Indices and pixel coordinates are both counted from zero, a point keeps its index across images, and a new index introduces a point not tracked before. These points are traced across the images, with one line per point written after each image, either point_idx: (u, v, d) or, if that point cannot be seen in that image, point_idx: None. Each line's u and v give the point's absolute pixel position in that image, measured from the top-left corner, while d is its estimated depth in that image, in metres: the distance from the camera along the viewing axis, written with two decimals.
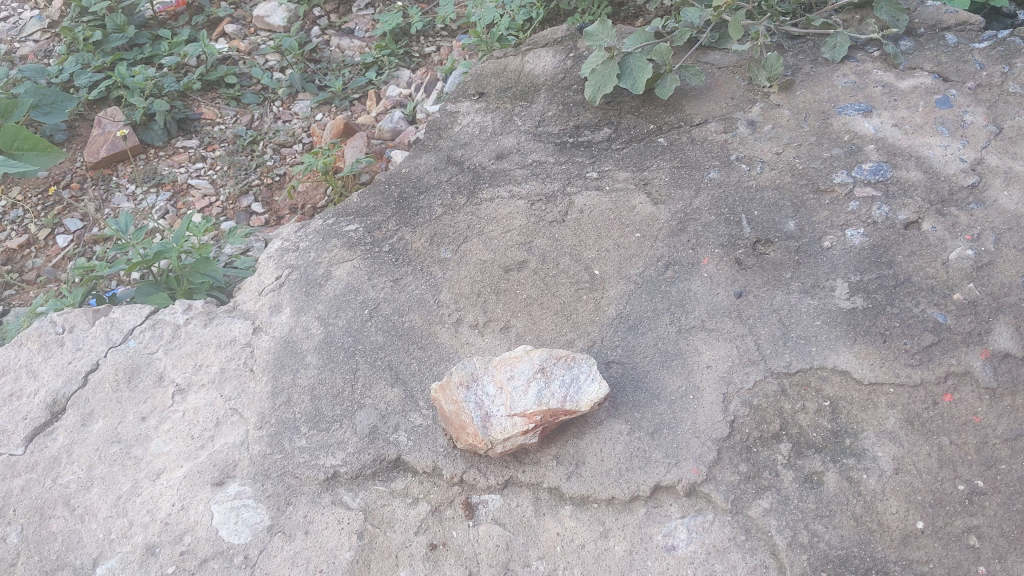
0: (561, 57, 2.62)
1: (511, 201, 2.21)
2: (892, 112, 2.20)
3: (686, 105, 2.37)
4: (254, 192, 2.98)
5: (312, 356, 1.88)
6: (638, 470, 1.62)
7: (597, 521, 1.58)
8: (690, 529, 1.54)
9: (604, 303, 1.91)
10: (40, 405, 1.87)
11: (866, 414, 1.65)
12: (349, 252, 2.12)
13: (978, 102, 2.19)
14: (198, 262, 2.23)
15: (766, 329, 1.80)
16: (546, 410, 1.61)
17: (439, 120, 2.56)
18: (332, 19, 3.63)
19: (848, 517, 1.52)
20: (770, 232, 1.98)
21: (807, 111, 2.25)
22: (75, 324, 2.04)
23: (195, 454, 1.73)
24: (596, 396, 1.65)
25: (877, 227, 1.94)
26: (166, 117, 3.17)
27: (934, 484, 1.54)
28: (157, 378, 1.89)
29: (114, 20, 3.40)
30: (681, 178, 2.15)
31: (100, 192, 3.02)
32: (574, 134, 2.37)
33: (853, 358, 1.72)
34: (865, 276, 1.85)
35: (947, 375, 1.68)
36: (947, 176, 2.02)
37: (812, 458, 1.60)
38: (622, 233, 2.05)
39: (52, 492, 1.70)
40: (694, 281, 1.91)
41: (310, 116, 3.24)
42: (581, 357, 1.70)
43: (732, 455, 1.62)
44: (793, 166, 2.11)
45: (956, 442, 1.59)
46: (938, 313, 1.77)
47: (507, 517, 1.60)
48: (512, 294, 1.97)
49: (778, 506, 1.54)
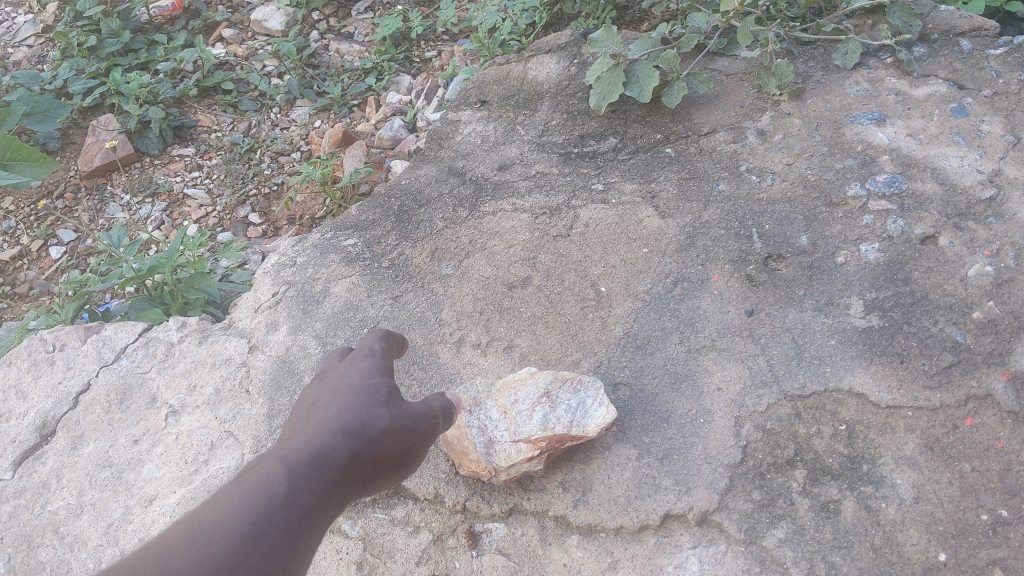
0: (565, 64, 2.55)
1: (514, 214, 2.15)
2: (906, 122, 2.13)
3: (694, 114, 2.30)
4: (252, 201, 2.91)
5: (309, 377, 1.81)
6: (647, 497, 1.56)
7: (606, 552, 1.52)
8: (702, 560, 1.48)
9: (611, 321, 1.85)
10: (29, 426, 1.82)
11: (883, 439, 1.59)
12: (348, 268, 2.06)
13: (995, 111, 2.13)
14: (193, 277, 2.16)
15: (779, 349, 1.74)
16: (551, 435, 1.55)
17: (440, 129, 2.50)
18: (331, 22, 3.56)
19: (866, 548, 1.46)
20: (782, 247, 1.92)
21: (818, 119, 2.19)
22: (66, 342, 1.98)
23: (188, 480, 1.67)
24: (603, 421, 1.59)
25: (892, 242, 1.88)
26: (161, 125, 3.10)
27: (956, 513, 1.48)
28: (149, 400, 1.83)
29: (108, 24, 3.36)
30: (690, 191, 2.09)
31: (94, 202, 2.97)
32: (579, 144, 2.31)
33: (870, 380, 1.66)
34: (881, 293, 1.79)
35: (967, 399, 1.62)
36: (964, 189, 1.95)
37: (828, 486, 1.54)
38: (628, 247, 1.99)
39: (41, 520, 1.66)
40: (703, 298, 1.85)
41: (308, 124, 3.18)
42: (587, 381, 1.65)
43: (745, 482, 1.56)
44: (804, 177, 2.05)
45: (978, 468, 1.53)
46: (957, 332, 1.71)
47: (512, 547, 1.56)
48: (516, 312, 1.91)
49: (793, 537, 1.48)
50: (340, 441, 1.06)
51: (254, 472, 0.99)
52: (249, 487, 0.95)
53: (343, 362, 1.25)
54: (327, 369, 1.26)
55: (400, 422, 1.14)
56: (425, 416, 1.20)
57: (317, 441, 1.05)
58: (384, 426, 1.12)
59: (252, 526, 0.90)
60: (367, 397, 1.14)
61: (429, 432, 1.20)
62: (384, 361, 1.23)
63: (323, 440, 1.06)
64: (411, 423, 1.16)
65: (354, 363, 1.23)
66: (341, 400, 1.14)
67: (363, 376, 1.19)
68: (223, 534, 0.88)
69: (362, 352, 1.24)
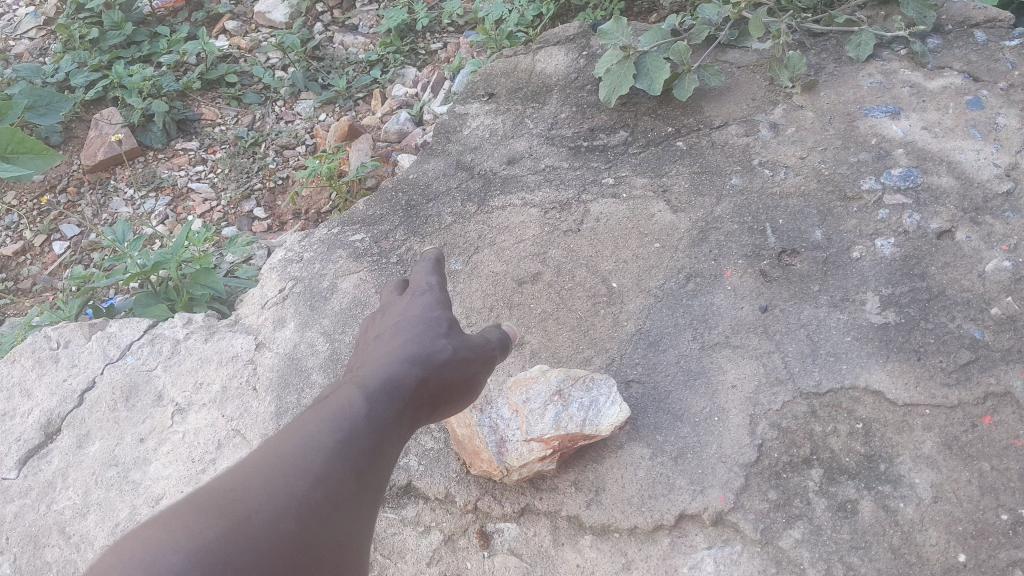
0: (574, 55, 2.52)
1: (524, 208, 2.12)
2: (921, 114, 2.10)
3: (705, 107, 2.27)
4: (256, 196, 2.87)
5: (317, 374, 1.78)
6: (661, 497, 1.54)
7: (619, 553, 1.50)
8: (717, 561, 1.46)
9: (622, 317, 1.83)
10: (34, 425, 1.80)
11: (901, 437, 1.56)
12: (356, 263, 2.03)
13: (1011, 104, 2.09)
14: (199, 273, 2.14)
15: (794, 346, 1.71)
16: (563, 433, 1.53)
17: (447, 122, 2.47)
18: (336, 14, 3.52)
19: (884, 548, 1.43)
20: (796, 242, 1.89)
21: (831, 112, 2.16)
22: (70, 339, 1.95)
23: (194, 479, 1.65)
24: (616, 419, 1.56)
25: (908, 236, 1.85)
26: (164, 119, 3.08)
27: (975, 513, 1.45)
28: (156, 398, 1.81)
29: (110, 16, 3.34)
30: (702, 185, 2.06)
31: (97, 197, 2.94)
32: (589, 138, 2.28)
33: (887, 377, 1.63)
34: (898, 289, 1.77)
35: (986, 397, 1.59)
36: (980, 182, 1.93)
37: (846, 485, 1.51)
38: (640, 242, 1.97)
39: (47, 519, 1.64)
40: (716, 294, 1.83)
41: (313, 117, 3.14)
42: (601, 378, 1.62)
43: (761, 481, 1.53)
44: (818, 171, 2.02)
45: (997, 467, 1.50)
46: (975, 328, 1.68)
47: (524, 547, 1.54)
48: (526, 308, 1.88)
49: (810, 537, 1.45)
50: (409, 368, 1.18)
51: (337, 393, 1.09)
52: (337, 404, 1.05)
53: (404, 298, 1.36)
54: (388, 307, 1.37)
55: (460, 352, 1.26)
56: (483, 347, 1.32)
57: (389, 369, 1.17)
58: (447, 357, 1.23)
59: (343, 436, 1.00)
60: (429, 331, 1.26)
61: (486, 365, 1.31)
62: (442, 296, 1.34)
63: (394, 367, 1.17)
64: (469, 354, 1.27)
65: (413, 298, 1.34)
66: (404, 334, 1.25)
67: (423, 312, 1.30)
68: (319, 444, 0.97)
69: (422, 286, 1.36)
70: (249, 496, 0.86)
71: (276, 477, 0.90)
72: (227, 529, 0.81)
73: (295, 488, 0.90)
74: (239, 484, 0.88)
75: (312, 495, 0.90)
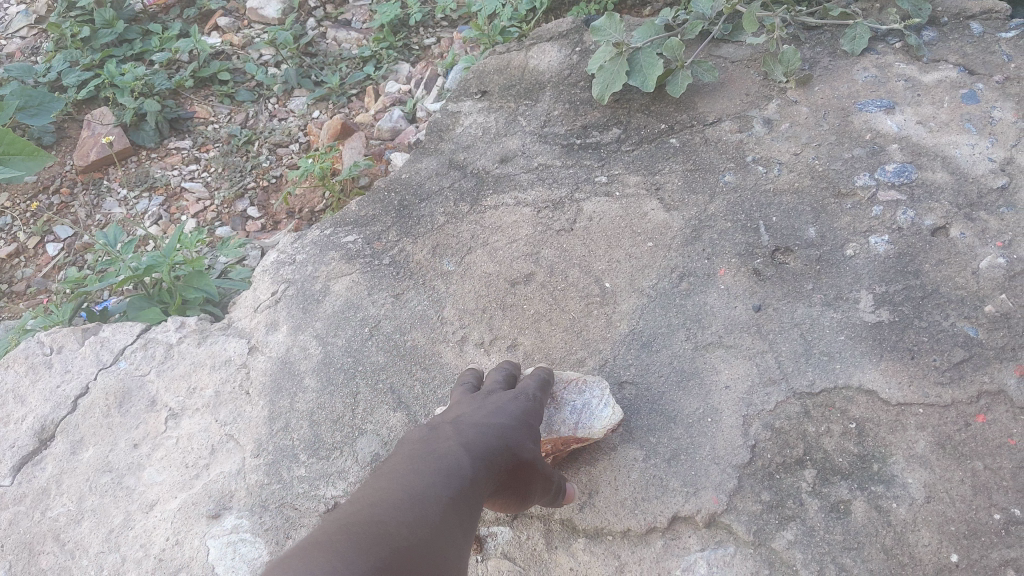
0: (566, 52, 2.51)
1: (517, 208, 2.11)
2: (916, 108, 2.09)
3: (698, 103, 2.26)
4: (250, 195, 2.87)
5: (310, 379, 1.78)
6: (654, 499, 1.54)
7: (612, 555, 1.50)
8: (711, 563, 1.46)
9: (616, 318, 1.82)
10: (28, 431, 1.80)
11: (894, 437, 1.55)
12: (348, 265, 2.03)
13: (1006, 97, 2.08)
14: (192, 276, 2.14)
15: (787, 345, 1.71)
16: (556, 438, 1.53)
17: (440, 120, 2.46)
18: (328, 9, 3.51)
19: (877, 549, 1.42)
20: (789, 240, 1.89)
21: (825, 107, 2.14)
22: (63, 344, 1.95)
23: (188, 485, 1.65)
24: (609, 422, 1.57)
25: (902, 233, 1.84)
26: (157, 118, 3.07)
27: (968, 513, 1.44)
28: (149, 403, 1.80)
29: (102, 15, 3.31)
30: (695, 182, 2.05)
31: (90, 198, 2.94)
32: (582, 135, 2.27)
33: (880, 377, 1.63)
34: (891, 287, 1.76)
35: (980, 395, 1.58)
36: (975, 178, 1.91)
37: (838, 486, 1.50)
38: (633, 241, 1.96)
39: (41, 526, 1.64)
40: (709, 294, 1.82)
41: (307, 115, 3.14)
42: (593, 380, 1.62)
43: (754, 483, 1.53)
44: (812, 168, 2.01)
45: (990, 466, 1.49)
46: (968, 326, 1.67)
47: (517, 551, 1.54)
48: (519, 310, 1.87)
49: (803, 539, 1.45)
50: (503, 451, 1.24)
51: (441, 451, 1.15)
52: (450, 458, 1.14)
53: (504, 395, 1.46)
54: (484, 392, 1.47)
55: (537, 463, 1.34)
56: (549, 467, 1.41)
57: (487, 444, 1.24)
58: (530, 458, 1.31)
59: (451, 494, 1.06)
60: (521, 427, 1.34)
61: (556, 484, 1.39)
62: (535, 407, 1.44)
63: (492, 445, 1.24)
64: (542, 468, 1.36)
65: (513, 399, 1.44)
66: (500, 417, 1.34)
67: (520, 409, 1.40)
68: (433, 501, 1.02)
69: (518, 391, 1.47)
70: (387, 532, 0.91)
71: (406, 521, 0.95)
72: (373, 565, 0.85)
73: (420, 533, 0.95)
74: (374, 520, 0.92)
75: (432, 544, 0.95)
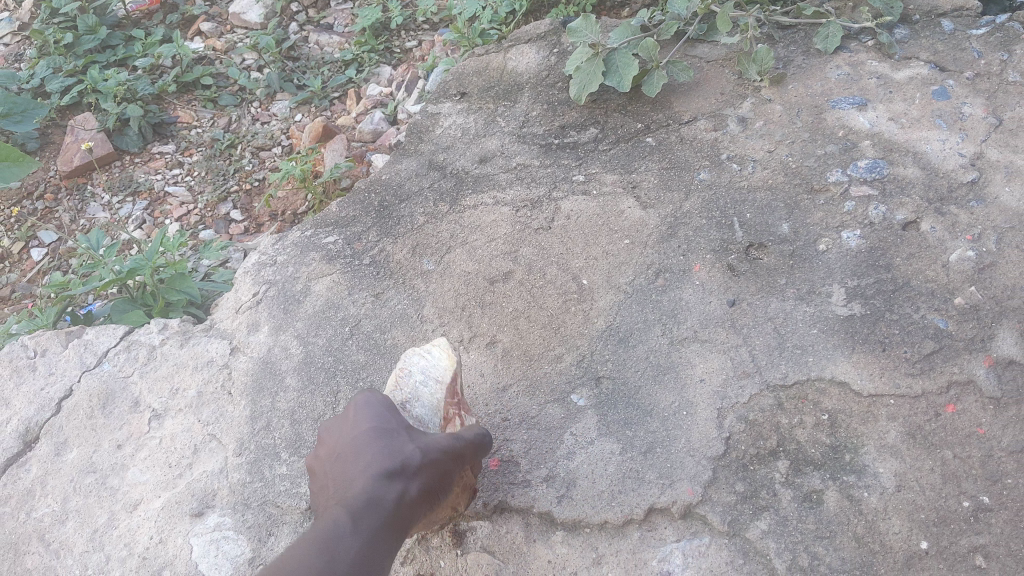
0: (545, 53, 2.54)
1: (496, 207, 2.13)
2: (888, 105, 2.12)
3: (674, 102, 2.29)
4: (233, 198, 2.89)
5: (291, 378, 1.80)
6: (631, 492, 1.55)
7: (590, 547, 1.52)
8: (686, 554, 1.48)
9: (593, 314, 1.85)
10: (13, 434, 1.82)
11: (866, 427, 1.58)
12: (328, 266, 2.06)
13: (976, 93, 2.12)
14: (174, 278, 2.16)
15: (761, 338, 1.74)
16: (448, 399, 1.54)
17: (420, 122, 2.49)
18: (310, 13, 3.54)
19: (849, 537, 1.45)
20: (763, 236, 1.91)
21: (799, 105, 2.18)
22: (47, 347, 1.97)
23: (171, 484, 1.67)
24: (445, 355, 1.60)
25: (874, 228, 1.87)
26: (140, 123, 3.09)
27: (938, 501, 1.47)
28: (133, 404, 1.82)
29: (85, 21, 3.37)
30: (671, 180, 2.08)
31: (74, 202, 2.95)
32: (559, 135, 2.30)
33: (852, 369, 1.65)
34: (862, 281, 1.79)
35: (950, 385, 1.60)
36: (945, 172, 1.95)
37: (811, 476, 1.53)
38: (610, 238, 1.99)
39: (27, 527, 1.66)
40: (685, 289, 1.85)
41: (289, 117, 3.16)
42: (399, 363, 1.60)
43: (729, 474, 1.55)
44: (786, 165, 2.04)
45: (960, 456, 1.52)
46: (938, 318, 1.70)
47: (496, 545, 1.56)
48: (497, 307, 1.90)
49: (776, 528, 1.47)
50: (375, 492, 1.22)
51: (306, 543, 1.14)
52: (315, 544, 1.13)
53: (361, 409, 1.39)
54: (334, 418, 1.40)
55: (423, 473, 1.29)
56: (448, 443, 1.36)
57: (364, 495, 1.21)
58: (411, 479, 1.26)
59: None
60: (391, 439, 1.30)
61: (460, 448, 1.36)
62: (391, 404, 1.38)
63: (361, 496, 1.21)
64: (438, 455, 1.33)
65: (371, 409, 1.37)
66: (362, 438, 1.30)
67: (380, 418, 1.34)
68: None
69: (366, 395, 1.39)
70: None
71: None
72: None
73: None
74: None
75: None
